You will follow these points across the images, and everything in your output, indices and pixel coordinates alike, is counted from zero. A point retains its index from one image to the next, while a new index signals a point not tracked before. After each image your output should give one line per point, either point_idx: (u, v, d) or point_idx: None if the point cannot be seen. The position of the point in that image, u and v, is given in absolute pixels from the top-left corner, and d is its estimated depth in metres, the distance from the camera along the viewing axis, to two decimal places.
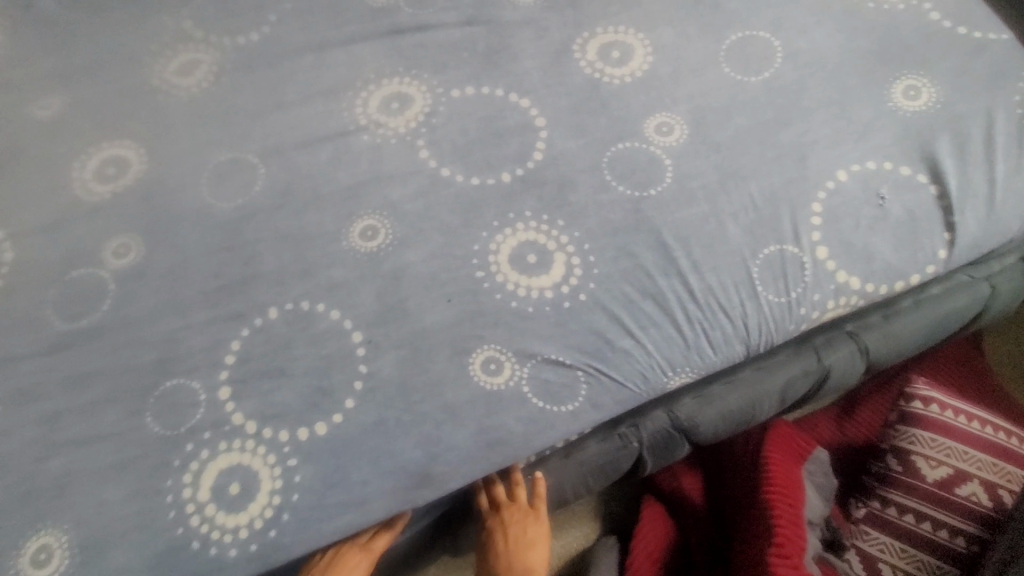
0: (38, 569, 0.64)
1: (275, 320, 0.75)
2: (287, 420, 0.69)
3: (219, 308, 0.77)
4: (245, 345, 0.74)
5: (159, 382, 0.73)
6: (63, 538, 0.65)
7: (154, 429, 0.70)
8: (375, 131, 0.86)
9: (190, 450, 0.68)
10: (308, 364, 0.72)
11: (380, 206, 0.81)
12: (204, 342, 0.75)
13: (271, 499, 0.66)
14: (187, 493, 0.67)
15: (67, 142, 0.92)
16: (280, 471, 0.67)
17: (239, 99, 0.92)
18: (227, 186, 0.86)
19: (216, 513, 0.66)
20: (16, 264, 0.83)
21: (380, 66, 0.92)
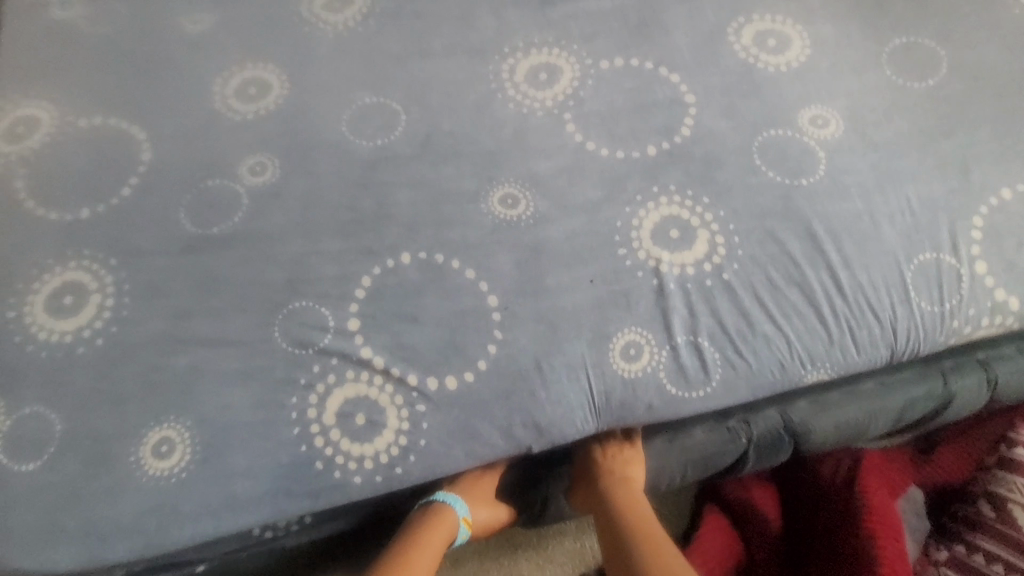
0: (160, 460, 0.66)
1: (408, 265, 0.74)
2: (418, 357, 0.70)
3: (352, 242, 0.76)
4: (377, 283, 0.73)
5: (289, 301, 0.73)
6: (185, 433, 0.67)
7: (282, 345, 0.70)
8: (521, 102, 0.84)
9: (316, 371, 0.69)
10: (441, 305, 0.72)
11: (522, 161, 0.80)
12: (337, 271, 0.74)
13: (397, 430, 0.68)
14: (312, 412, 0.68)
15: (212, 57, 0.91)
16: (407, 413, 0.68)
17: (385, 41, 0.90)
18: (367, 127, 0.84)
19: (341, 438, 0.67)
20: (154, 165, 0.83)
21: (527, 28, 0.90)
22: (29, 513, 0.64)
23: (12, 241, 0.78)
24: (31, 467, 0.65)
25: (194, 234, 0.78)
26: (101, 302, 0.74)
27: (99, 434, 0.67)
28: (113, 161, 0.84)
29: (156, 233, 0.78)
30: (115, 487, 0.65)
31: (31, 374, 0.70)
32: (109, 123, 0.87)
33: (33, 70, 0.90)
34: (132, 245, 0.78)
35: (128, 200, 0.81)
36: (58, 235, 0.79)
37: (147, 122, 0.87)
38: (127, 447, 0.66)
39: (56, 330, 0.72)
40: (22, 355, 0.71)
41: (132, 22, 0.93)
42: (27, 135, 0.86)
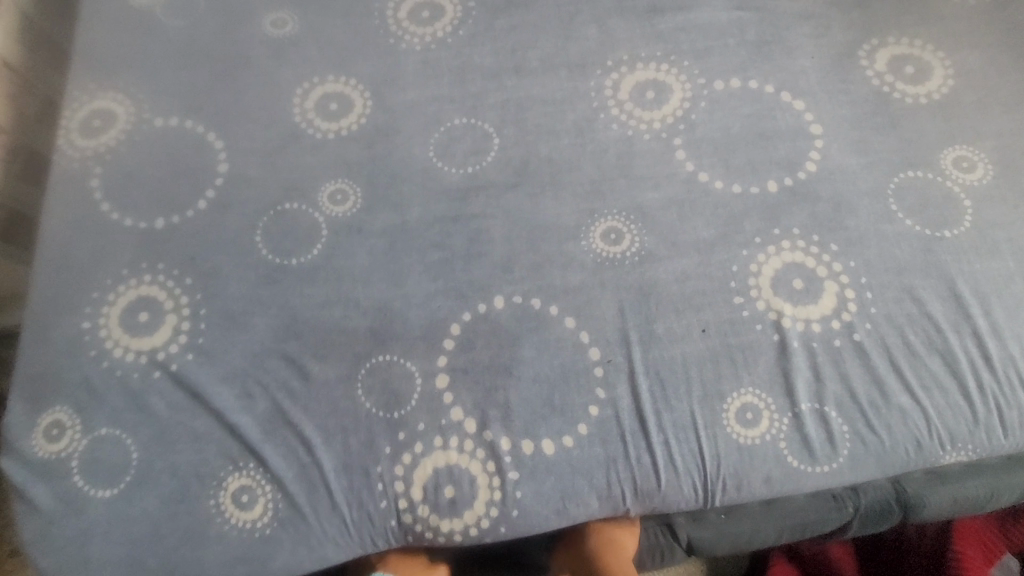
0: (242, 510, 0.64)
1: (502, 312, 0.68)
2: (510, 411, 0.65)
3: (441, 283, 0.71)
4: (467, 332, 0.68)
5: (371, 354, 0.68)
6: (267, 487, 0.64)
7: (366, 407, 0.66)
8: (626, 123, 0.77)
9: (403, 440, 0.65)
10: (537, 357, 0.66)
11: (627, 191, 0.73)
12: (422, 315, 0.69)
13: (488, 504, 0.63)
14: (400, 486, 0.64)
15: (293, 62, 0.86)
16: (499, 484, 0.63)
17: (476, 56, 0.84)
18: (457, 152, 0.78)
19: (430, 515, 0.63)
20: (232, 178, 0.79)
21: (632, 42, 0.83)
22: (106, 544, 0.63)
23: (86, 247, 0.75)
24: (108, 496, 0.64)
25: (271, 263, 0.74)
26: (178, 325, 0.71)
27: (177, 468, 0.65)
28: (189, 168, 0.80)
29: (234, 251, 0.74)
30: (192, 527, 0.63)
31: (108, 396, 0.68)
32: (186, 126, 0.83)
33: (111, 61, 0.87)
34: (207, 264, 0.74)
35: (205, 212, 0.77)
36: (132, 243, 0.75)
37: (225, 129, 0.82)
38: (206, 488, 0.64)
39: (132, 349, 0.70)
40: (98, 371, 0.69)
41: (212, 19, 0.89)
42: (102, 131, 0.83)
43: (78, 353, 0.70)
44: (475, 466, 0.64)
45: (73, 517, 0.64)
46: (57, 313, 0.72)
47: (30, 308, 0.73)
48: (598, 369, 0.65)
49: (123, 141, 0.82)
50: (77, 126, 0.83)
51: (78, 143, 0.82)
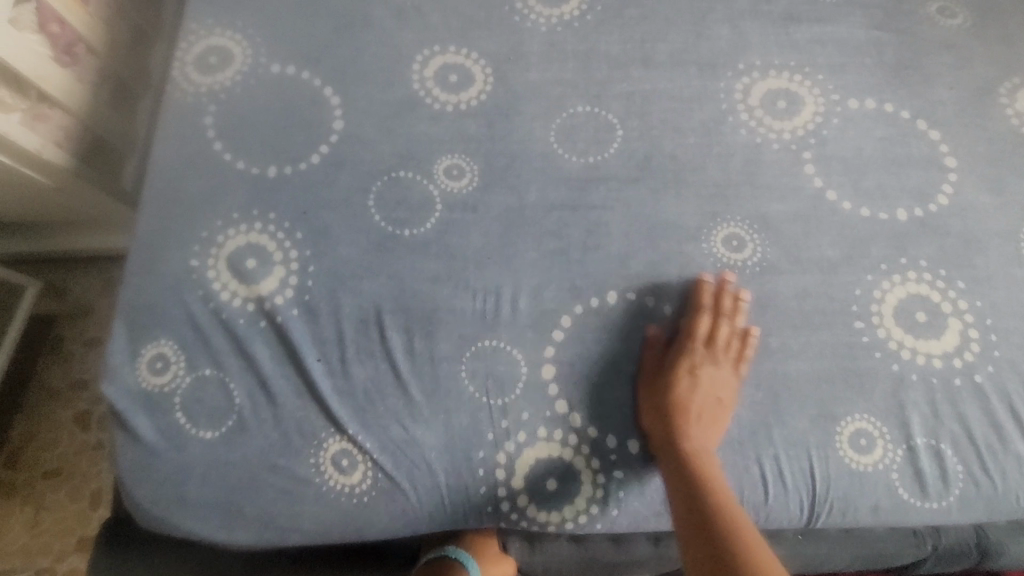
0: (341, 475, 0.64)
1: (616, 307, 0.67)
2: (618, 408, 0.64)
3: (554, 274, 0.69)
4: (577, 326, 0.66)
5: (478, 338, 0.67)
6: (367, 454, 0.64)
7: (470, 390, 0.65)
8: (756, 129, 0.76)
9: (508, 427, 0.64)
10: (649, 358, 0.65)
11: (752, 199, 0.72)
12: (533, 303, 0.68)
13: (589, 500, 0.63)
14: (502, 474, 0.63)
15: (414, 25, 0.84)
16: (604, 481, 0.63)
17: (603, 41, 0.83)
18: (578, 139, 0.76)
19: (529, 505, 0.63)
20: (346, 135, 0.78)
21: (766, 48, 0.81)
22: (205, 486, 0.64)
23: (198, 185, 0.75)
24: (210, 437, 0.65)
25: (383, 231, 0.72)
26: (285, 278, 0.70)
27: (280, 421, 0.65)
28: (303, 120, 0.79)
29: (345, 208, 0.73)
30: (290, 481, 0.64)
31: (214, 338, 0.67)
32: (302, 76, 0.81)
33: None
34: (317, 220, 0.73)
35: (317, 167, 0.75)
36: (244, 187, 0.74)
37: (342, 84, 0.81)
38: (308, 447, 0.64)
39: (237, 296, 0.69)
40: (205, 311, 0.68)
41: None
42: (219, 68, 0.81)
43: (183, 292, 0.69)
44: (580, 458, 0.63)
45: (175, 453, 0.65)
46: (168, 249, 0.71)
47: (138, 240, 0.72)
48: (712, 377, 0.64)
49: (240, 81, 0.81)
50: (193, 61, 0.81)
51: (194, 77, 0.80)
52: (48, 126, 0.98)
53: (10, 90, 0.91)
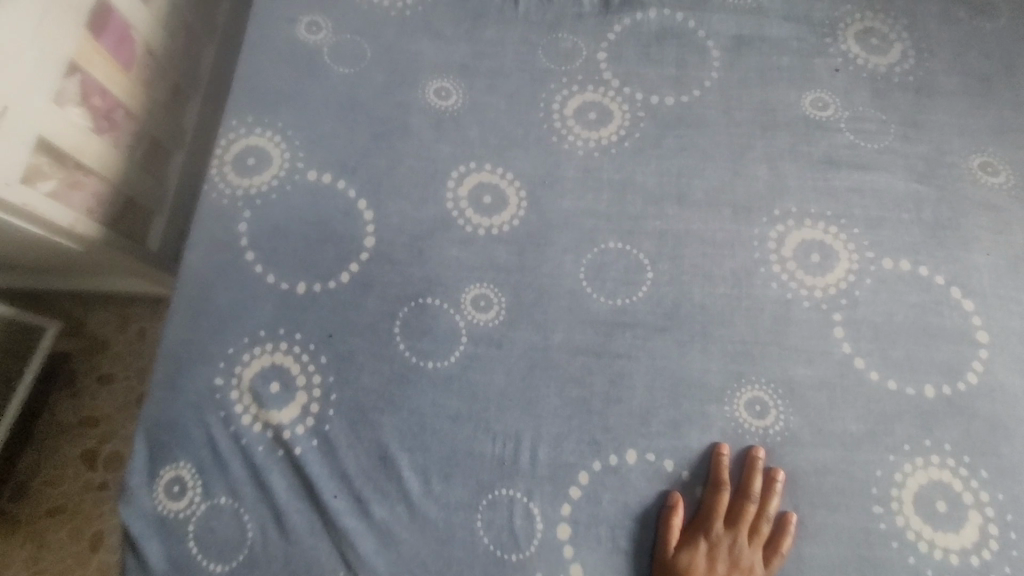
0: None
1: (634, 467, 0.67)
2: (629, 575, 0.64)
3: (575, 425, 0.69)
4: (594, 484, 0.66)
5: (493, 487, 0.67)
6: None
7: (483, 542, 0.65)
8: (787, 283, 0.75)
9: None
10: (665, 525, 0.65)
11: (778, 360, 0.71)
12: (552, 455, 0.68)
13: None
14: None
15: (453, 138, 0.85)
16: None
17: (641, 171, 0.82)
18: (608, 277, 0.76)
19: None
20: (378, 254, 0.78)
21: (803, 192, 0.81)
22: None
23: (227, 296, 0.75)
24: (220, 571, 0.65)
25: (407, 362, 0.72)
26: (306, 405, 0.70)
27: (292, 559, 0.65)
28: (336, 233, 0.79)
29: (371, 334, 0.74)
30: None
31: (233, 465, 0.68)
32: (337, 185, 0.81)
33: (275, 98, 0.87)
34: (343, 344, 0.73)
35: (346, 287, 0.76)
36: (272, 303, 0.75)
37: (376, 197, 0.81)
38: None
39: (259, 422, 0.70)
40: (225, 435, 0.69)
41: (379, 75, 0.89)
42: (256, 171, 0.82)
43: (206, 413, 0.70)
44: None
45: None
46: (192, 365, 0.72)
47: (164, 351, 0.73)
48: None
49: (276, 186, 0.81)
50: (230, 160, 0.82)
51: (231, 179, 0.81)
52: (82, 194, 0.99)
53: (51, 163, 0.92)
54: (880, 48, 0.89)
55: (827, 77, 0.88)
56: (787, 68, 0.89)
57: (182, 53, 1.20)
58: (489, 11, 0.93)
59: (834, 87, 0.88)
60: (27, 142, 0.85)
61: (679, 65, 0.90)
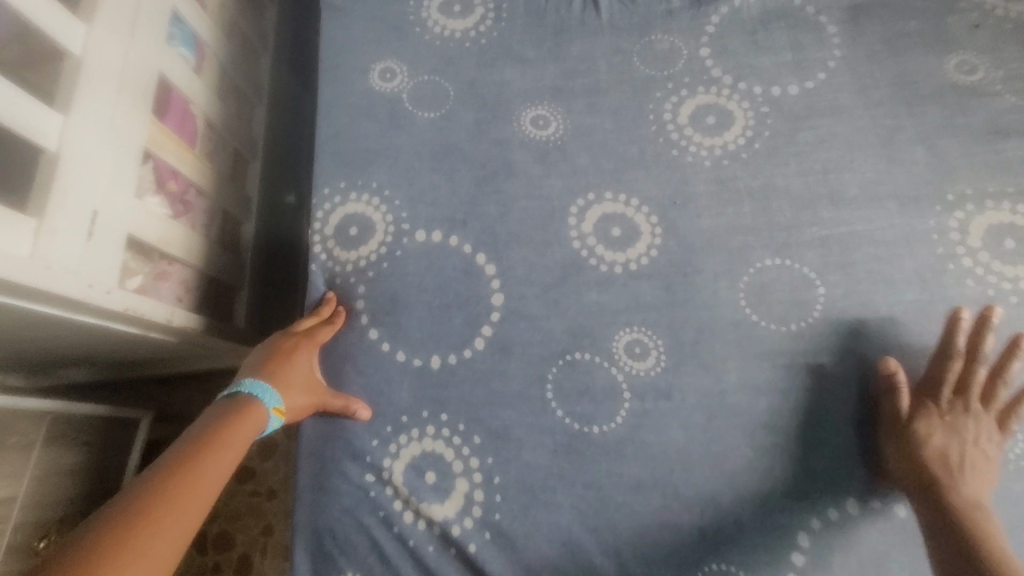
0: None
1: (858, 520, 0.59)
2: None
3: (776, 477, 0.61)
4: (818, 547, 0.59)
5: (701, 562, 0.60)
6: None
7: None
8: (983, 279, 0.66)
9: None
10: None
11: (996, 370, 0.62)
12: (758, 516, 0.60)
13: None
14: None
15: (564, 171, 0.77)
16: None
17: (780, 174, 0.74)
18: (773, 299, 0.68)
19: None
20: (510, 311, 0.71)
21: (973, 170, 0.71)
22: None
23: (360, 382, 0.70)
24: None
25: (571, 429, 0.65)
26: (470, 493, 0.64)
27: None
28: (460, 295, 0.72)
29: (522, 403, 0.67)
30: None
31: (407, 568, 0.63)
32: (450, 242, 0.75)
33: (364, 158, 0.82)
34: (493, 416, 0.66)
35: (485, 352, 0.69)
36: (409, 383, 0.69)
37: (494, 248, 0.74)
38: None
39: (422, 517, 0.64)
40: (390, 538, 0.64)
41: (468, 115, 0.82)
42: (360, 240, 0.77)
43: (365, 515, 0.64)
44: None
45: None
46: (338, 463, 0.66)
47: (306, 450, 0.68)
48: None
49: (383, 254, 0.76)
50: (333, 235, 0.78)
51: (337, 255, 0.77)
52: (170, 283, 0.95)
53: (138, 258, 0.88)
54: None
55: (967, 34, 0.78)
56: (918, 31, 0.79)
57: (237, 119, 1.16)
58: (569, 25, 0.86)
59: (978, 44, 0.77)
60: (118, 243, 0.80)
61: (794, 48, 0.80)
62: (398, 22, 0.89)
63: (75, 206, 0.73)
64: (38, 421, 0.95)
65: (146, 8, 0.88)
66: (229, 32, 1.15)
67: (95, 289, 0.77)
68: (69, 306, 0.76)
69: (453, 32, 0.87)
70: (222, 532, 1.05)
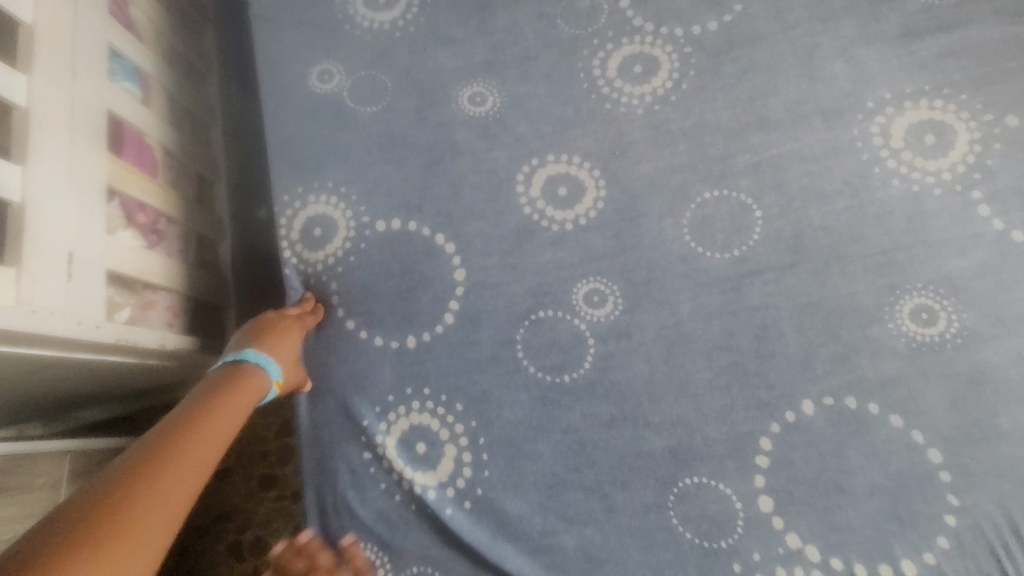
0: None
1: (815, 417, 0.64)
2: (850, 532, 0.61)
3: (735, 393, 0.66)
4: (780, 448, 0.64)
5: (676, 478, 0.65)
6: None
7: (687, 535, 0.64)
8: (908, 177, 0.69)
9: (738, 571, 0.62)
10: (871, 468, 0.62)
11: (928, 260, 0.66)
12: (723, 430, 0.65)
13: None
14: None
15: (505, 141, 0.81)
16: None
17: (709, 110, 0.77)
18: (715, 230, 0.71)
19: None
20: (474, 284, 0.75)
21: (891, 75, 0.74)
22: None
23: (344, 370, 0.75)
24: None
25: (542, 382, 0.70)
26: (459, 456, 0.70)
27: None
28: (424, 276, 0.77)
29: (495, 366, 0.72)
30: None
31: (414, 526, 0.70)
32: (408, 227, 0.79)
33: (315, 161, 0.85)
34: (471, 383, 0.72)
35: (454, 326, 0.74)
36: (390, 365, 0.74)
37: (450, 226, 0.78)
38: None
39: (419, 483, 0.70)
40: (394, 503, 0.70)
41: (406, 103, 0.85)
42: (325, 239, 0.81)
43: (370, 487, 0.71)
44: None
45: None
46: (339, 446, 0.73)
47: (307, 439, 0.74)
48: (898, 420, 0.62)
49: (351, 246, 0.80)
50: (299, 238, 0.82)
51: (305, 256, 0.81)
52: (158, 310, 0.99)
53: (122, 292, 0.91)
54: None
55: None
56: None
57: (194, 143, 1.19)
58: None
59: None
60: (100, 279, 0.85)
61: None
62: (327, 22, 0.91)
63: (49, 252, 0.77)
64: (61, 460, 1.03)
65: (83, 47, 0.90)
66: (170, 60, 1.17)
67: (85, 326, 0.82)
68: (64, 345, 0.81)
69: (380, 24, 0.90)
70: (259, 530, 1.11)
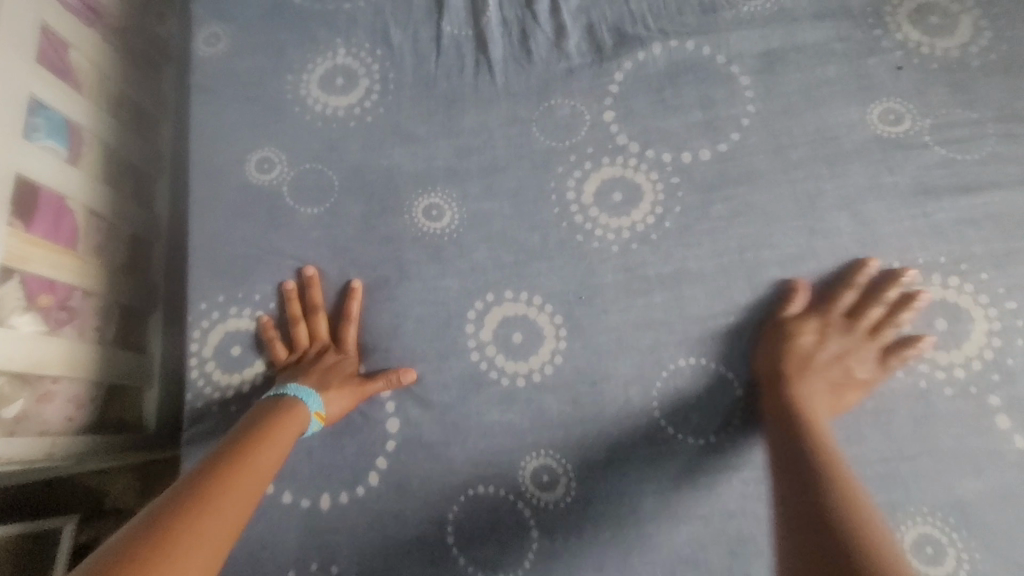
0: None
1: None
2: None
3: None
4: None
5: None
6: None
7: None
8: (915, 368, 0.60)
9: None
10: None
11: (934, 477, 0.57)
12: None
13: None
14: None
15: (461, 268, 0.70)
16: None
17: (694, 257, 0.67)
18: (691, 407, 0.61)
19: None
20: (405, 442, 0.64)
21: (903, 240, 0.64)
22: None
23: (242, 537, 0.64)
24: None
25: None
26: None
27: None
28: (350, 427, 0.66)
29: (421, 551, 0.61)
30: None
31: None
32: None
33: (243, 264, 0.74)
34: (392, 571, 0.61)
35: (376, 492, 0.63)
36: (296, 531, 0.63)
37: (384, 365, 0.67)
38: None
39: None
40: None
41: (354, 208, 0.74)
42: (243, 362, 0.70)
43: None
44: None
45: None
46: None
47: None
48: None
49: (269, 379, 0.69)
50: (212, 359, 0.70)
51: (218, 380, 0.70)
52: (56, 404, 0.79)
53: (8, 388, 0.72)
54: (945, 26, 0.71)
55: (890, 79, 0.70)
56: (837, 80, 0.71)
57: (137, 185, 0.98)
58: (461, 94, 0.78)
59: (902, 90, 0.70)
60: None
61: (704, 106, 0.73)
62: (274, 101, 0.80)
63: None
64: None
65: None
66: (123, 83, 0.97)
67: None
68: None
69: (335, 110, 0.79)
70: None
